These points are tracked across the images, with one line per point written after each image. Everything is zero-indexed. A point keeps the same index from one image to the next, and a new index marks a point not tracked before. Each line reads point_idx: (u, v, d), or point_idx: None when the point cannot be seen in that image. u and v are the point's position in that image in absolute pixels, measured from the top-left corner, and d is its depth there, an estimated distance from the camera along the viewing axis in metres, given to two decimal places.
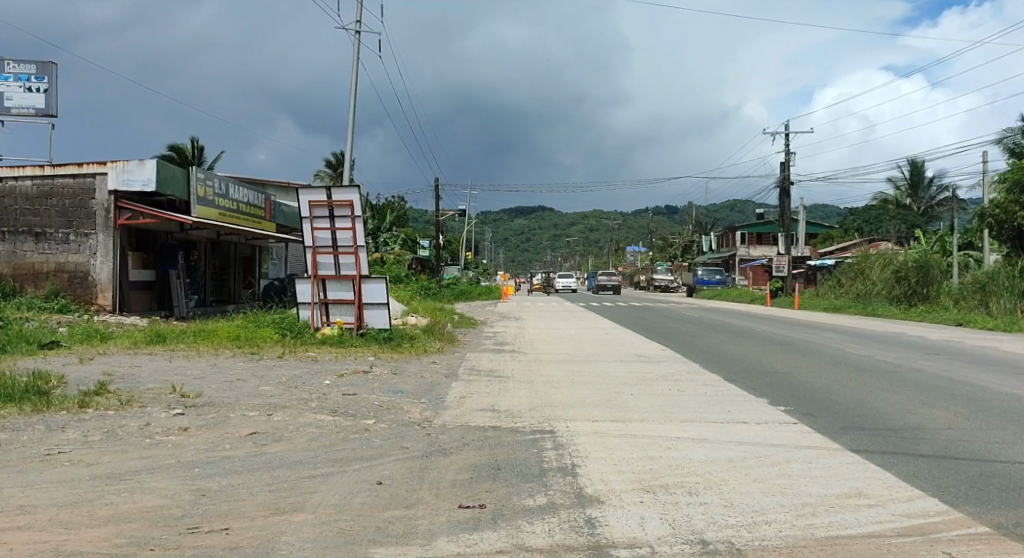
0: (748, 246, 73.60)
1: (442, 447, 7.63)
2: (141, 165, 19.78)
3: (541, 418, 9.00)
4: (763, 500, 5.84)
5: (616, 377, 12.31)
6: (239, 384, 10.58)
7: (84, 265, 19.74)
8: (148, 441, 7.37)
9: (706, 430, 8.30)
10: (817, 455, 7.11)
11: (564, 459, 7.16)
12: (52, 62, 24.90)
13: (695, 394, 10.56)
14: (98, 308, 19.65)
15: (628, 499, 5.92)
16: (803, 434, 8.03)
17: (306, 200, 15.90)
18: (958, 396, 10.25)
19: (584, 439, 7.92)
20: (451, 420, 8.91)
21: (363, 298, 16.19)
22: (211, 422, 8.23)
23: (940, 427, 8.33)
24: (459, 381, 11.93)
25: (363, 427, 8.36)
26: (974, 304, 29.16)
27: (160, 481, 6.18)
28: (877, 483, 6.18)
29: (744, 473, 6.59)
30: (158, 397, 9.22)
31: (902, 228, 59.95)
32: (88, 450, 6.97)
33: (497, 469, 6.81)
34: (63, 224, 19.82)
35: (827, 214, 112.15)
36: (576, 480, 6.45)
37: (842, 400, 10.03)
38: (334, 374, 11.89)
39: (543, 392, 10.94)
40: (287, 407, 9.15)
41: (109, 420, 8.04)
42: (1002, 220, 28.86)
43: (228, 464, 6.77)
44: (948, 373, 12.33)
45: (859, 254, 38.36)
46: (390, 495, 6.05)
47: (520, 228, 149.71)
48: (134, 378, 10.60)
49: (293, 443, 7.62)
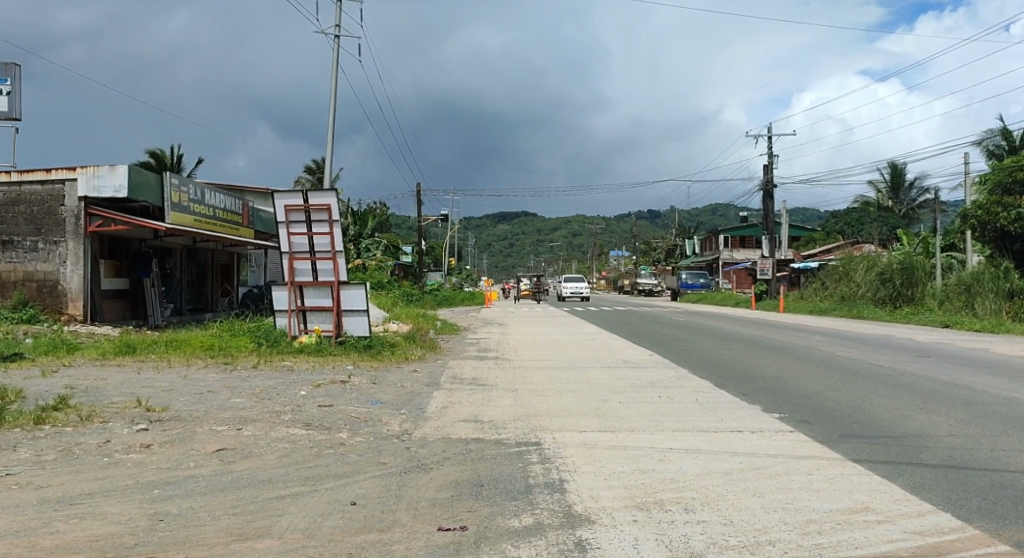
0: (732, 250, 73.59)
1: (421, 462, 7.19)
2: (112, 170, 19.18)
3: (527, 430, 8.57)
4: (764, 516, 5.47)
5: (603, 384, 11.93)
6: (208, 397, 10.06)
7: (54, 273, 19.11)
8: (106, 460, 6.88)
9: (699, 440, 7.91)
10: (817, 466, 6.74)
11: (551, 474, 6.74)
12: (16, 64, 24.16)
13: (686, 401, 10.18)
14: (69, 318, 19.01)
15: (620, 518, 5.52)
16: (800, 443, 7.66)
17: (283, 204, 15.41)
18: (956, 401, 9.90)
19: (573, 452, 7.51)
20: (432, 433, 8.49)
21: (341, 305, 15.71)
22: (176, 438, 7.75)
23: (941, 434, 7.98)
24: (440, 390, 11.49)
25: (338, 442, 7.90)
26: (958, 305, 29.09)
27: (114, 505, 5.70)
28: (885, 496, 5.81)
29: (743, 487, 6.21)
30: (121, 412, 8.73)
31: (883, 231, 60.33)
32: (39, 472, 6.47)
33: (479, 485, 6.38)
34: (32, 231, 19.20)
35: (807, 217, 113.22)
36: (564, 497, 6.03)
37: (836, 406, 9.66)
38: (310, 385, 11.41)
39: (528, 400, 10.53)
40: (258, 421, 8.67)
41: (65, 437, 7.54)
42: (984, 221, 28.79)
43: (191, 485, 6.30)
44: (943, 377, 12.00)
45: (843, 256, 38.30)
46: (364, 517, 5.61)
47: (503, 233, 149.07)
48: (99, 391, 10.06)
49: (263, 459, 7.16)
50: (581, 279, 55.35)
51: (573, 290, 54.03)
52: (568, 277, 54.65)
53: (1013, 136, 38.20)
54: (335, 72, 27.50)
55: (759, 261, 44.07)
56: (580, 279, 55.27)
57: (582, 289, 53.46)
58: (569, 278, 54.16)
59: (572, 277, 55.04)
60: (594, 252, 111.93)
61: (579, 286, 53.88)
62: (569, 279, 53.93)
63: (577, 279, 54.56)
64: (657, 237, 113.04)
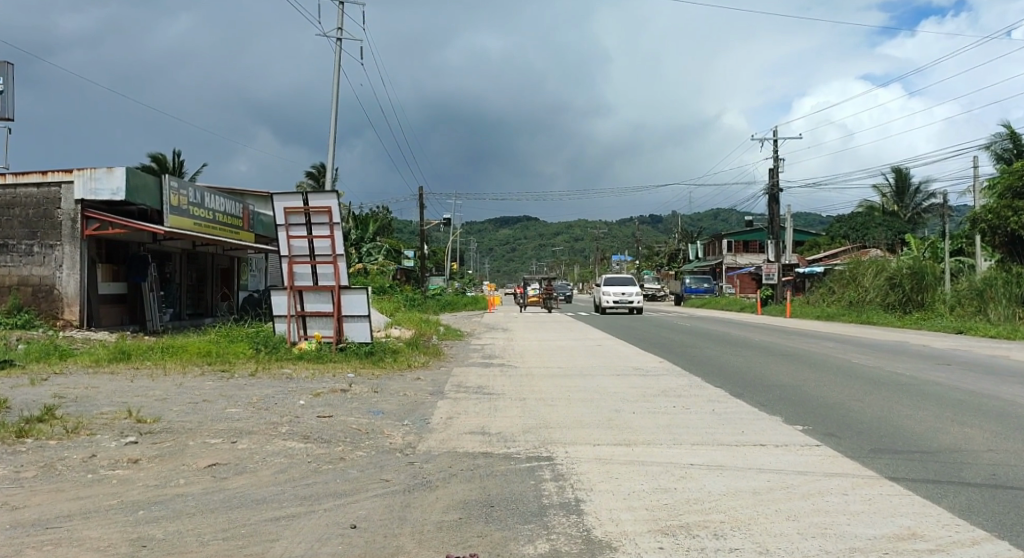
0: (736, 255, 73.29)
1: (427, 480, 6.73)
2: (109, 173, 18.76)
3: (537, 443, 8.12)
4: (802, 543, 5.01)
5: (614, 393, 11.46)
6: (202, 407, 9.60)
7: (49, 278, 18.67)
8: (89, 477, 6.42)
9: (720, 455, 7.45)
10: (852, 485, 6.29)
11: (566, 492, 6.28)
12: (10, 63, 23.72)
13: (702, 412, 9.72)
14: (65, 324, 18.59)
15: (645, 545, 5.06)
16: (829, 459, 7.18)
17: (281, 206, 15.02)
18: (988, 412, 9.43)
19: (587, 468, 7.04)
20: (437, 446, 8.03)
21: (342, 310, 15.25)
22: (166, 452, 7.30)
23: (979, 449, 7.51)
24: (445, 399, 11.01)
25: (338, 457, 7.45)
26: (971, 311, 28.56)
27: (94, 529, 5.25)
28: (932, 521, 5.35)
29: (774, 508, 5.75)
30: (110, 424, 8.30)
31: (889, 235, 59.63)
32: (17, 490, 6.04)
33: (490, 506, 5.92)
34: (27, 235, 18.75)
35: (810, 222, 113.24)
36: (582, 520, 5.57)
37: (862, 418, 9.17)
38: (310, 393, 10.97)
39: (536, 410, 10.10)
40: (254, 432, 8.22)
41: (48, 452, 7.09)
42: (994, 225, 28.09)
43: (179, 505, 5.85)
44: (969, 386, 11.49)
45: (850, 261, 37.68)
46: (365, 543, 5.16)
47: (505, 238, 148.70)
48: (89, 401, 9.61)
49: (258, 476, 6.71)
50: (626, 282, 40.02)
51: (617, 296, 38.58)
52: (608, 279, 39.23)
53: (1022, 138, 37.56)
54: (336, 74, 27.25)
55: (764, 266, 43.65)
56: (625, 279, 40.10)
57: (631, 296, 38.33)
58: (611, 279, 38.78)
59: (612, 279, 39.81)
60: (597, 256, 109.65)
61: (625, 292, 38.79)
62: (612, 281, 38.72)
63: (621, 282, 39.22)
64: (660, 242, 112.81)
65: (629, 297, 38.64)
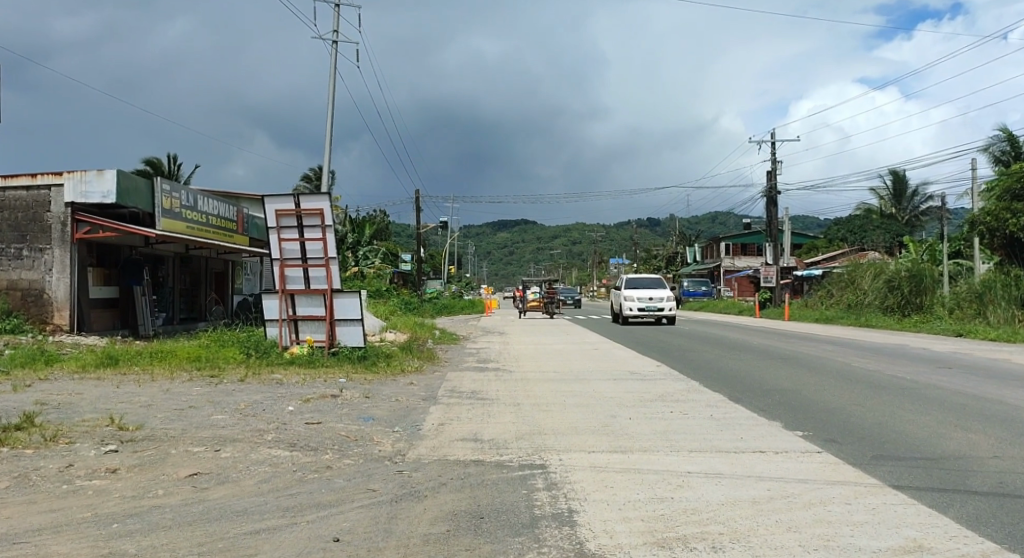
0: (735, 257, 73.11)
1: (415, 489, 6.49)
2: (99, 175, 18.56)
3: (530, 450, 7.90)
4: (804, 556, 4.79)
5: (610, 398, 11.23)
6: (188, 414, 9.37)
7: (39, 282, 18.42)
8: (64, 488, 6.19)
9: (718, 462, 7.24)
10: (855, 494, 6.07)
11: (558, 503, 6.06)
12: None
13: (700, 418, 9.48)
14: (54, 328, 18.32)
15: None
16: (830, 466, 6.97)
17: (273, 209, 14.80)
18: (992, 417, 9.22)
19: (582, 476, 6.83)
20: (427, 453, 7.81)
21: (335, 314, 15.00)
22: (147, 461, 7.07)
23: (984, 456, 7.29)
24: (437, 405, 10.77)
25: (324, 465, 7.22)
26: (970, 313, 28.34)
27: (63, 544, 5.02)
28: (939, 532, 5.14)
29: (774, 519, 5.53)
30: (91, 431, 8.07)
31: (887, 238, 59.46)
32: None
33: (480, 518, 5.69)
34: (16, 239, 18.51)
35: (808, 225, 113.16)
36: (575, 532, 5.35)
37: (863, 423, 8.96)
38: (299, 399, 10.72)
39: (529, 417, 9.85)
40: (238, 440, 7.98)
41: (24, 461, 6.86)
42: (992, 228, 27.87)
43: (155, 517, 5.61)
44: (971, 391, 11.26)
45: (849, 264, 37.45)
46: None
47: (503, 242, 148.43)
48: (71, 408, 9.37)
49: (240, 486, 6.47)
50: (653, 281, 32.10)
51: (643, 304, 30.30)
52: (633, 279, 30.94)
53: (1019, 140, 37.47)
54: (331, 77, 27.11)
55: (762, 269, 43.45)
56: (651, 281, 31.71)
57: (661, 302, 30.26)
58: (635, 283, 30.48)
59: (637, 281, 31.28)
60: (596, 259, 109.26)
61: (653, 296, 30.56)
62: (636, 284, 30.66)
63: (647, 284, 31.02)
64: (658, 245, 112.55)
65: (659, 303, 30.26)
